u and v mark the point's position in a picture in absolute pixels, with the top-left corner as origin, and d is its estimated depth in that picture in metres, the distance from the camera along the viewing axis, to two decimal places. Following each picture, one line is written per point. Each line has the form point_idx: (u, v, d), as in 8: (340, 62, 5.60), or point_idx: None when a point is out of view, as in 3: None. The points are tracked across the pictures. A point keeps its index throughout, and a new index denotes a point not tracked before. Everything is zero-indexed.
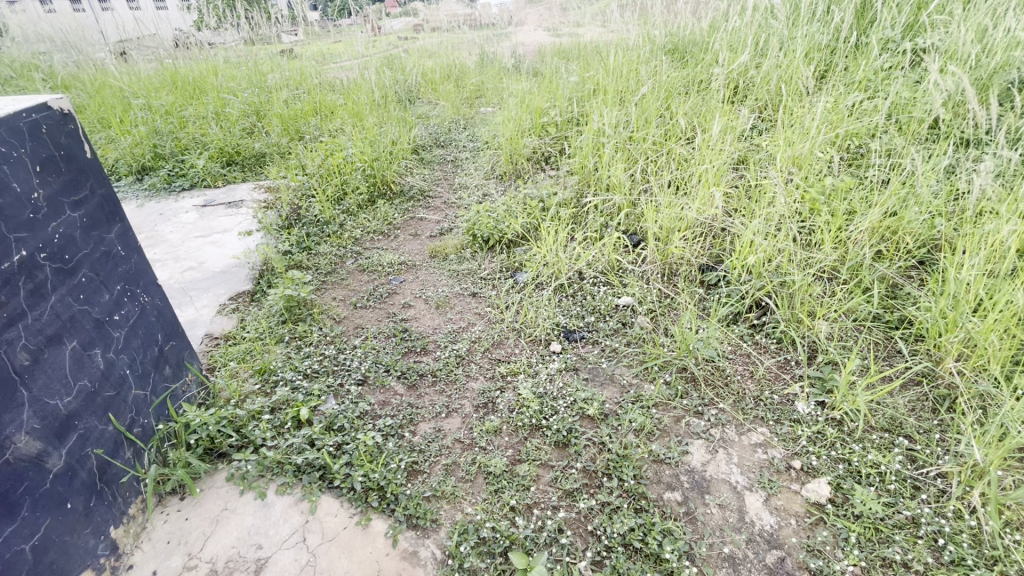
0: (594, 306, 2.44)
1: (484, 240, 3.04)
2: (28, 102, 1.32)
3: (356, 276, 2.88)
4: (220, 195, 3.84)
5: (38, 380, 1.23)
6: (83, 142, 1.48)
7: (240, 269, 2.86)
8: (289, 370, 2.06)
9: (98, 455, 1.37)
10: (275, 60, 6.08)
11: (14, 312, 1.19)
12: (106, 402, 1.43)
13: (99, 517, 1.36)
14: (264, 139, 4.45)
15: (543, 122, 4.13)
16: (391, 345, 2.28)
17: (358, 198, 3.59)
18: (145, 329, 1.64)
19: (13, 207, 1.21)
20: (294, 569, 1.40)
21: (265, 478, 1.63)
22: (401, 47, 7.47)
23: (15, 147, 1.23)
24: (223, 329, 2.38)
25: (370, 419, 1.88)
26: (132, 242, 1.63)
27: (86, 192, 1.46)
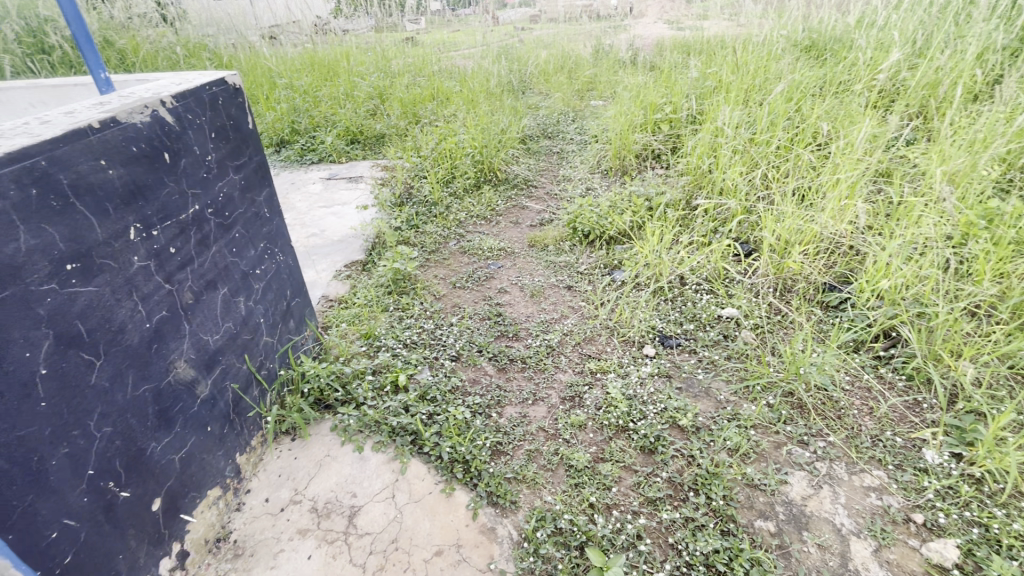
0: (695, 314, 2.33)
1: (584, 234, 3.01)
2: (210, 77, 1.52)
3: (457, 257, 2.99)
4: (343, 171, 4.18)
5: (197, 317, 1.42)
6: (248, 114, 1.68)
7: (355, 240, 3.09)
8: (392, 338, 2.21)
9: (233, 389, 1.56)
10: (400, 47, 6.45)
11: (186, 257, 1.37)
12: (243, 344, 1.63)
13: (230, 443, 1.55)
14: (385, 121, 4.76)
15: (656, 117, 3.98)
16: (485, 327, 2.35)
17: (465, 182, 3.72)
18: (278, 285, 1.84)
19: (193, 166, 1.40)
20: (382, 521, 1.51)
21: (363, 433, 1.76)
22: (518, 37, 7.59)
23: (199, 116, 1.43)
24: (337, 293, 2.59)
25: (461, 394, 1.96)
26: (274, 206, 1.82)
27: (246, 158, 1.66)
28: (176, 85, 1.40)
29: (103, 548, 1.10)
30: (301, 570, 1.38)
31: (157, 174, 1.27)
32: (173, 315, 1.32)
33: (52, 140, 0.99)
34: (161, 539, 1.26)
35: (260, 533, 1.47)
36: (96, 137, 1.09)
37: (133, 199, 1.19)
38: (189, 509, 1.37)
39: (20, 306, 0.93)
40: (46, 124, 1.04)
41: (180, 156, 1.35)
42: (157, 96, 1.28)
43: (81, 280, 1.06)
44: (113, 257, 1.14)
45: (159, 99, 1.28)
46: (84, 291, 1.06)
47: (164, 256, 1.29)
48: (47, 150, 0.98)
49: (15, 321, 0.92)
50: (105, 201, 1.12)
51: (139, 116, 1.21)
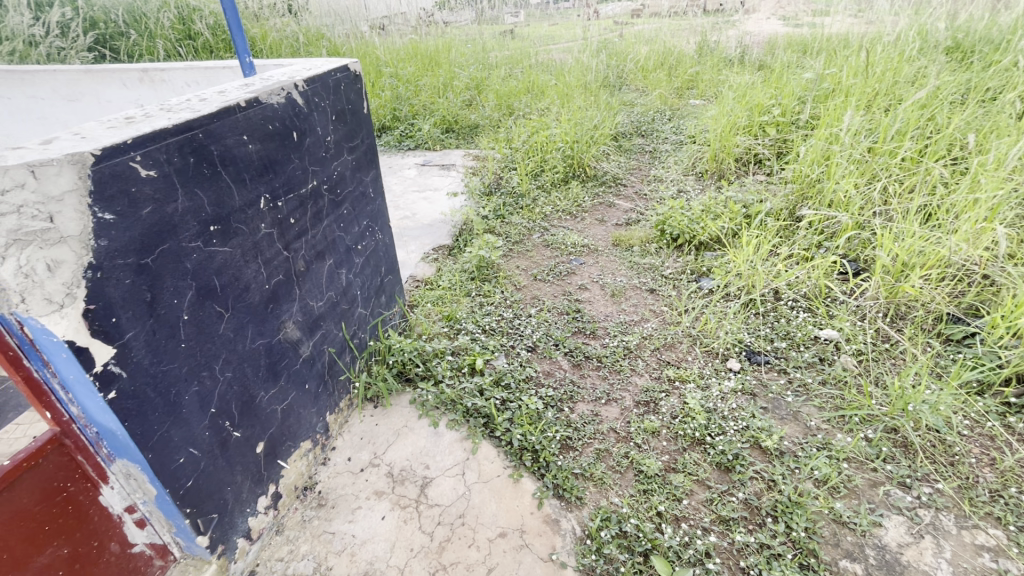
0: (788, 332, 2.18)
1: (672, 238, 2.90)
2: (335, 64, 1.64)
3: (540, 250, 3.01)
4: (436, 158, 4.35)
5: (307, 284, 1.55)
6: (363, 99, 1.80)
7: (444, 225, 3.20)
8: (472, 323, 2.28)
9: (329, 353, 1.69)
10: (500, 40, 6.56)
11: (302, 228, 1.50)
12: (341, 313, 1.76)
13: (323, 402, 1.68)
14: (480, 112, 4.88)
15: (762, 120, 3.74)
16: (563, 322, 2.36)
17: (554, 176, 3.72)
18: (375, 262, 1.97)
19: (316, 145, 1.53)
20: (451, 495, 1.57)
21: (439, 409, 1.84)
22: (617, 31, 7.43)
23: (324, 99, 1.56)
24: (424, 274, 2.71)
25: (534, 384, 1.98)
26: (377, 187, 1.95)
27: (358, 141, 1.78)
28: (307, 70, 1.53)
29: (216, 479, 1.23)
30: (375, 528, 1.48)
31: (286, 151, 1.40)
32: (288, 279, 1.45)
33: (208, 116, 1.12)
34: (261, 480, 1.40)
35: (341, 488, 1.60)
36: (241, 115, 1.22)
37: (265, 171, 1.32)
38: (285, 456, 1.50)
39: (173, 258, 1.06)
40: (203, 102, 1.18)
41: (306, 136, 1.48)
42: (292, 80, 1.41)
43: (220, 241, 1.18)
44: (245, 222, 1.26)
45: (293, 83, 1.40)
46: (222, 251, 1.19)
47: (285, 225, 1.42)
48: (204, 124, 1.11)
49: (169, 272, 1.04)
50: (243, 172, 1.24)
51: (276, 97, 1.34)
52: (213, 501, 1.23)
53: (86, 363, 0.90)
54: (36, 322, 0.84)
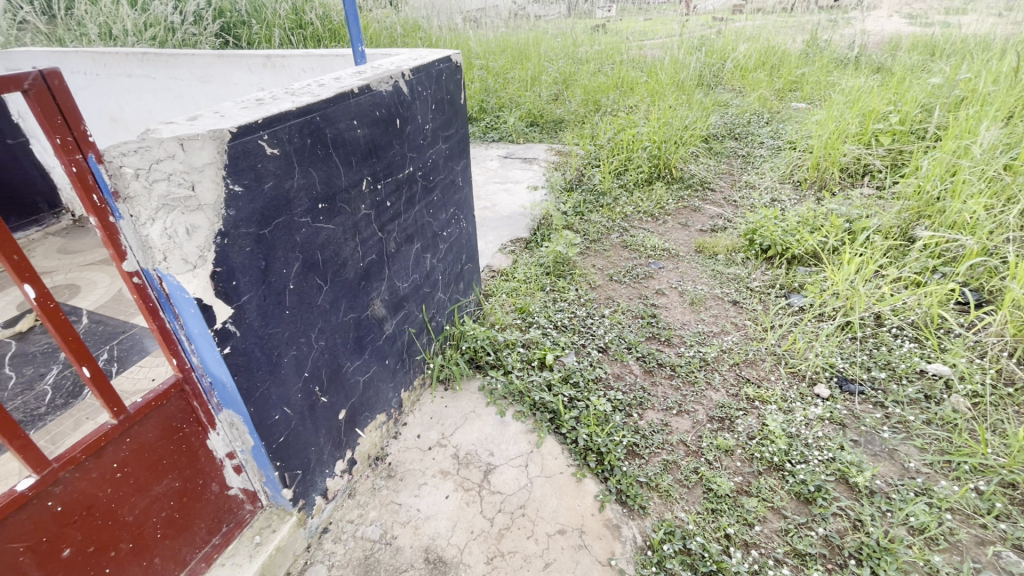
0: (889, 362, 1.99)
1: (762, 249, 2.74)
2: (439, 54, 1.69)
3: (617, 250, 2.96)
4: (519, 151, 4.38)
5: (396, 265, 1.62)
6: (460, 90, 1.85)
7: (523, 218, 3.22)
8: (545, 318, 2.28)
9: (408, 333, 1.76)
10: (591, 34, 6.46)
11: (396, 211, 1.57)
12: (423, 296, 1.82)
13: (399, 379, 1.76)
14: (565, 107, 4.85)
15: (876, 127, 3.42)
16: (637, 326, 2.30)
17: (638, 176, 3.63)
18: (457, 249, 2.03)
19: (415, 132, 1.59)
20: (514, 485, 1.59)
21: (507, 399, 1.87)
22: (715, 27, 7.07)
23: (426, 89, 1.61)
24: (500, 264, 2.75)
25: (603, 385, 1.95)
26: (466, 176, 2.00)
27: (453, 130, 1.83)
28: (414, 60, 1.59)
29: (303, 438, 1.33)
30: (438, 506, 1.53)
31: (389, 137, 1.47)
32: (380, 259, 1.52)
33: (326, 101, 1.20)
34: (340, 445, 1.49)
35: (410, 463, 1.67)
36: (353, 100, 1.29)
37: (369, 155, 1.39)
38: (362, 426, 1.59)
39: (287, 231, 1.14)
40: (323, 87, 1.26)
41: (408, 123, 1.54)
42: (400, 69, 1.47)
43: (325, 218, 1.26)
44: (348, 202, 1.34)
45: (401, 72, 1.46)
46: (326, 228, 1.27)
47: (382, 208, 1.49)
48: (322, 108, 1.19)
49: (282, 244, 1.13)
50: (350, 155, 1.31)
51: (385, 85, 1.41)
52: (299, 458, 1.32)
53: (208, 321, 0.99)
54: (173, 278, 0.94)
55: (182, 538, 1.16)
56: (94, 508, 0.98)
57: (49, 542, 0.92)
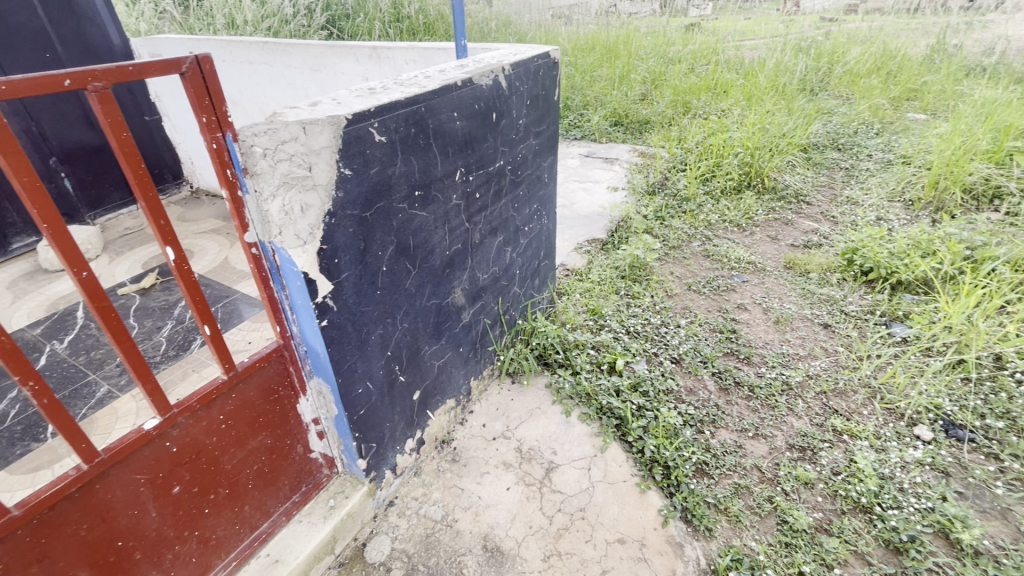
0: (1008, 410, 1.77)
1: (863, 271, 2.52)
2: (538, 50, 1.70)
3: (698, 259, 2.83)
4: (601, 150, 4.31)
5: (478, 255, 1.65)
6: (555, 87, 1.84)
7: (601, 218, 3.17)
8: (617, 322, 2.23)
9: (483, 323, 1.79)
10: (685, 32, 6.21)
11: (484, 203, 1.59)
12: (500, 288, 1.85)
13: (470, 367, 1.79)
14: (652, 107, 4.71)
15: (1012, 145, 3.04)
16: (715, 340, 2.20)
17: (726, 183, 3.46)
18: (536, 245, 2.03)
19: (509, 127, 1.60)
20: (575, 487, 1.58)
21: (573, 400, 1.86)
22: (824, 26, 6.56)
23: (524, 84, 1.62)
24: (574, 263, 2.72)
25: (674, 398, 1.89)
26: (552, 173, 2.00)
27: (544, 127, 1.83)
28: (514, 55, 1.61)
29: (381, 414, 1.39)
30: (499, 496, 1.55)
31: (485, 131, 1.49)
32: (464, 249, 1.56)
33: (432, 92, 1.24)
34: (411, 424, 1.54)
35: (474, 450, 1.70)
36: (456, 93, 1.32)
37: (465, 147, 1.42)
38: (433, 408, 1.64)
39: (385, 216, 1.19)
40: (429, 79, 1.30)
41: (503, 117, 1.56)
42: (501, 64, 1.49)
43: (420, 205, 1.31)
44: (442, 191, 1.38)
45: (502, 66, 1.48)
46: (420, 214, 1.32)
47: (471, 199, 1.52)
48: (427, 100, 1.23)
49: (380, 227, 1.18)
50: (448, 146, 1.35)
51: (486, 80, 1.43)
52: (375, 432, 1.38)
53: (312, 294, 1.06)
54: (285, 252, 1.01)
55: (268, 491, 1.26)
56: (201, 453, 1.08)
57: (165, 478, 1.03)
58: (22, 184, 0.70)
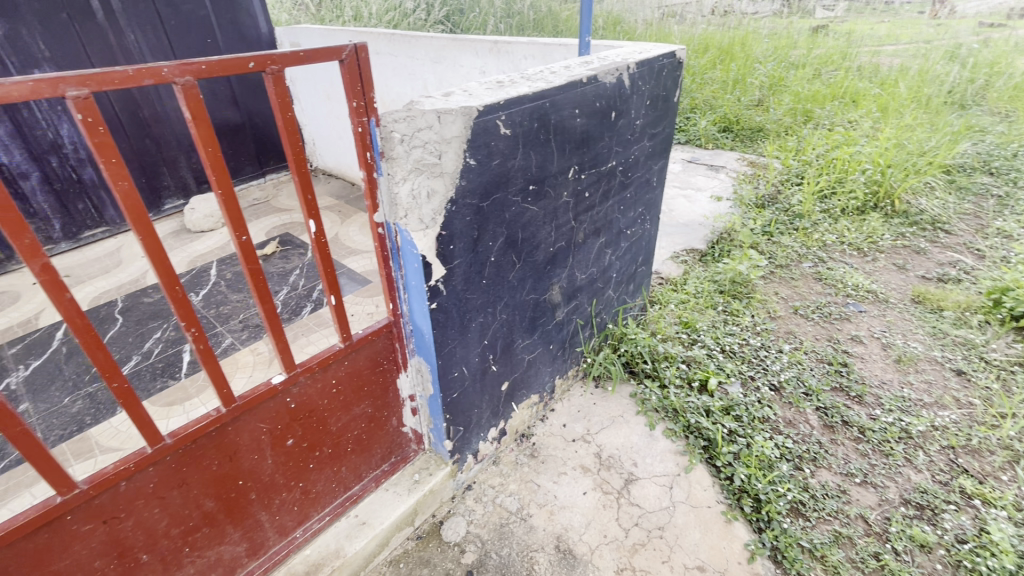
0: None
1: (1012, 316, 2.20)
2: (664, 49, 1.64)
3: (809, 281, 2.61)
4: (706, 156, 4.10)
5: (579, 255, 1.63)
6: (676, 88, 1.77)
7: (702, 228, 3.01)
8: (711, 338, 2.11)
9: (574, 324, 1.77)
10: (813, 35, 5.72)
11: (591, 203, 1.57)
12: (595, 290, 1.82)
13: (556, 365, 1.79)
14: (768, 114, 4.39)
15: None
16: (822, 371, 2.01)
17: (848, 202, 3.15)
18: (635, 250, 1.97)
19: (626, 127, 1.56)
20: (655, 503, 1.52)
21: (658, 414, 1.79)
22: (984, 32, 5.75)
23: (645, 84, 1.57)
24: (669, 271, 2.61)
25: (770, 427, 1.75)
26: (661, 178, 1.93)
27: (660, 129, 1.77)
28: (639, 54, 1.56)
29: (471, 400, 1.42)
30: (575, 499, 1.53)
31: (602, 130, 1.46)
32: (567, 247, 1.55)
33: (558, 88, 1.23)
34: (496, 414, 1.57)
35: (553, 449, 1.70)
36: (580, 89, 1.31)
37: (581, 145, 1.41)
38: (518, 401, 1.65)
39: (500, 208, 1.21)
40: (555, 75, 1.30)
41: (621, 117, 1.52)
42: (627, 62, 1.45)
43: (532, 200, 1.32)
44: (554, 187, 1.38)
45: (627, 64, 1.44)
46: (531, 209, 1.32)
47: (580, 198, 1.51)
48: (552, 95, 1.23)
49: (494, 218, 1.21)
50: (566, 143, 1.34)
51: (610, 77, 1.40)
52: (463, 416, 1.42)
53: (427, 276, 1.10)
54: (408, 234, 1.06)
55: (363, 457, 1.34)
56: (314, 412, 1.17)
57: (283, 430, 1.12)
58: (207, 154, 0.78)
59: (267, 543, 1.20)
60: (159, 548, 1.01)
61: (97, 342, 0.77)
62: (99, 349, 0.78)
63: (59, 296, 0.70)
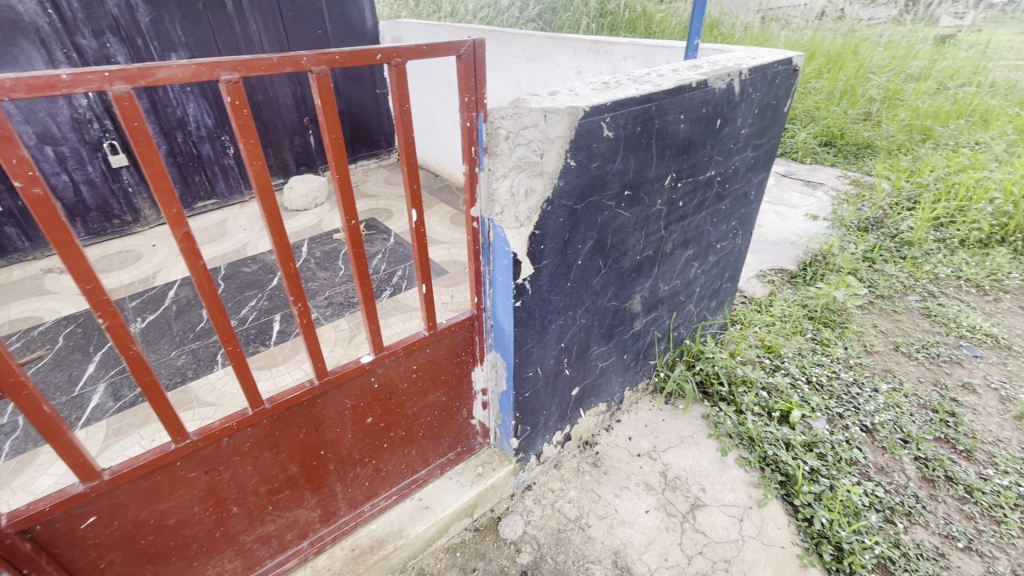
0: None
1: None
2: (780, 55, 1.54)
3: (914, 316, 2.37)
4: (803, 171, 3.83)
5: (665, 266, 1.57)
6: (788, 97, 1.66)
7: (793, 248, 2.82)
8: (796, 367, 1.97)
9: (651, 336, 1.72)
10: (939, 44, 5.17)
11: (684, 213, 1.50)
12: (677, 303, 1.75)
13: (628, 376, 1.74)
14: (880, 129, 4.02)
15: None
16: (924, 417, 1.81)
17: (969, 233, 2.82)
18: (723, 266, 1.88)
19: (730, 136, 1.48)
20: (722, 535, 1.44)
21: (732, 441, 1.70)
22: None
23: (756, 91, 1.48)
24: (754, 290, 2.47)
25: (859, 472, 1.61)
26: (759, 191, 1.82)
27: (765, 139, 1.67)
28: (752, 59, 1.48)
29: (542, 401, 1.41)
30: (637, 516, 1.49)
31: (705, 137, 1.40)
32: (654, 256, 1.49)
33: (666, 92, 1.19)
34: (564, 418, 1.55)
35: (616, 461, 1.65)
36: (688, 94, 1.26)
37: (682, 152, 1.35)
38: (586, 407, 1.62)
39: (593, 211, 1.19)
40: (663, 78, 1.25)
41: (727, 125, 1.45)
42: (739, 67, 1.38)
43: (626, 206, 1.28)
44: (649, 194, 1.33)
45: (739, 70, 1.37)
46: (624, 215, 1.29)
47: (674, 207, 1.45)
48: (659, 99, 1.18)
49: (586, 221, 1.19)
50: (666, 149, 1.29)
51: (720, 83, 1.33)
52: (532, 416, 1.42)
53: (515, 274, 1.10)
54: (502, 230, 1.07)
55: (432, 443, 1.38)
56: (394, 394, 1.21)
57: (364, 408, 1.17)
58: (330, 140, 0.82)
59: (338, 512, 1.27)
60: (247, 502, 1.08)
61: (219, 308, 0.83)
62: (220, 314, 0.84)
63: (193, 262, 0.76)
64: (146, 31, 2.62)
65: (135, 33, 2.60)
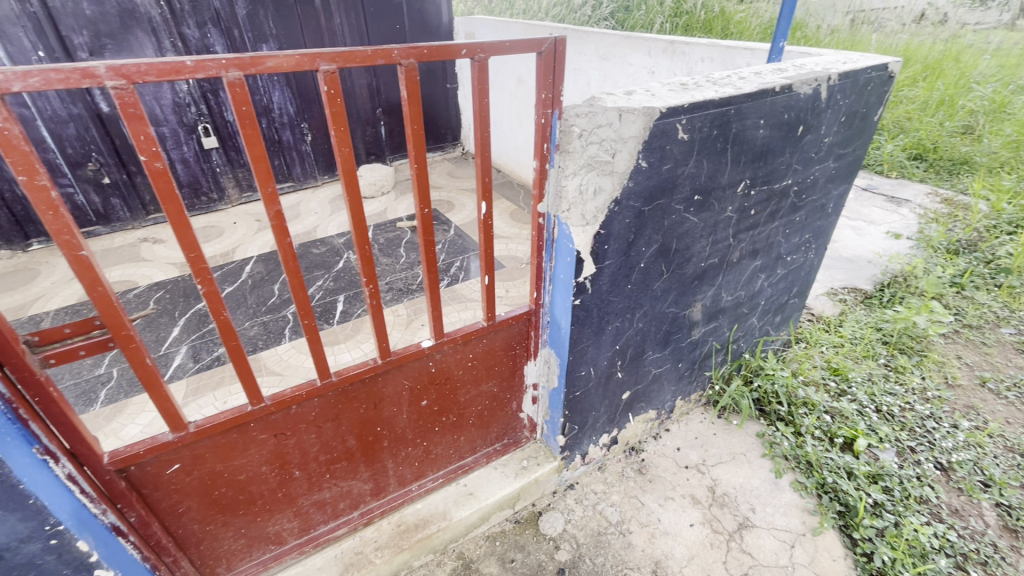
0: None
1: None
2: (874, 60, 1.45)
3: (1006, 351, 2.16)
4: (887, 186, 3.57)
5: (730, 275, 1.52)
6: (879, 106, 1.56)
7: (870, 267, 2.64)
8: (865, 393, 1.85)
9: (709, 346, 1.67)
10: None
11: (755, 221, 1.45)
12: (739, 314, 1.69)
13: (681, 385, 1.70)
14: (981, 144, 3.68)
15: None
16: (1011, 462, 1.65)
17: None
18: (792, 280, 1.79)
19: (812, 144, 1.41)
20: (769, 558, 1.39)
21: (788, 463, 1.62)
22: None
23: (845, 97, 1.40)
24: (823, 308, 2.33)
25: (930, 512, 1.49)
26: (839, 204, 1.72)
27: (850, 149, 1.57)
28: (843, 64, 1.40)
29: (592, 401, 1.41)
30: (680, 528, 1.46)
31: (785, 144, 1.34)
32: (719, 264, 1.45)
33: (747, 95, 1.15)
34: (612, 420, 1.54)
35: (662, 470, 1.62)
36: (770, 98, 1.21)
37: (758, 158, 1.30)
38: (635, 412, 1.60)
39: (660, 214, 1.17)
40: (744, 81, 1.21)
41: (809, 132, 1.38)
42: (828, 72, 1.31)
43: (694, 211, 1.25)
44: (720, 200, 1.29)
45: (828, 75, 1.30)
46: (691, 220, 1.26)
47: (744, 215, 1.40)
48: (740, 102, 1.15)
49: (652, 224, 1.17)
50: (742, 154, 1.25)
51: (806, 88, 1.27)
52: (581, 416, 1.42)
53: (577, 271, 1.10)
54: (567, 228, 1.07)
55: (480, 431, 1.41)
56: (449, 380, 1.25)
57: (420, 391, 1.21)
58: (412, 131, 0.85)
59: (388, 488, 1.32)
60: (308, 468, 1.15)
61: (300, 283, 0.89)
62: (301, 289, 0.90)
63: (282, 238, 0.82)
64: (242, 23, 2.81)
65: (232, 25, 2.79)
